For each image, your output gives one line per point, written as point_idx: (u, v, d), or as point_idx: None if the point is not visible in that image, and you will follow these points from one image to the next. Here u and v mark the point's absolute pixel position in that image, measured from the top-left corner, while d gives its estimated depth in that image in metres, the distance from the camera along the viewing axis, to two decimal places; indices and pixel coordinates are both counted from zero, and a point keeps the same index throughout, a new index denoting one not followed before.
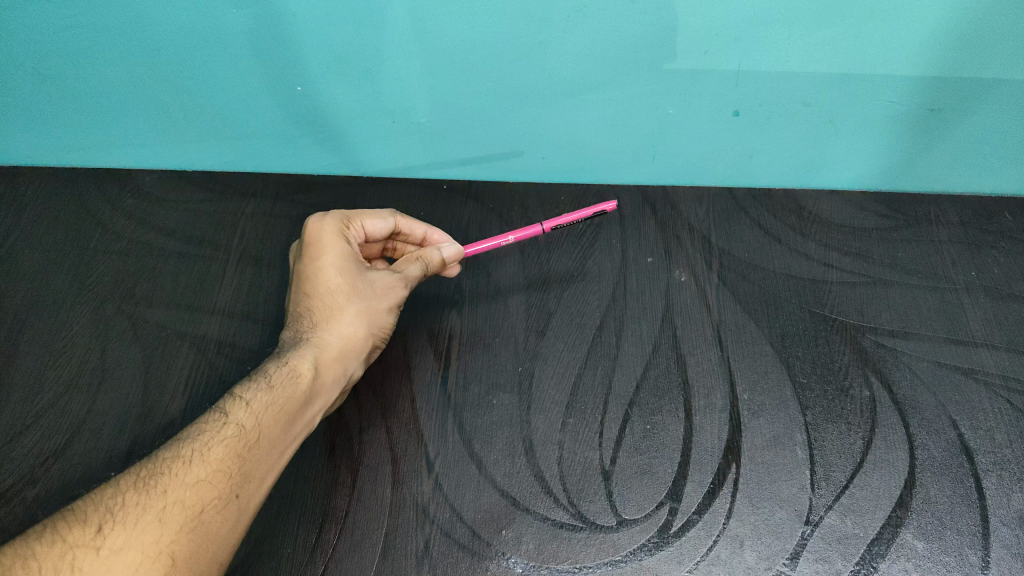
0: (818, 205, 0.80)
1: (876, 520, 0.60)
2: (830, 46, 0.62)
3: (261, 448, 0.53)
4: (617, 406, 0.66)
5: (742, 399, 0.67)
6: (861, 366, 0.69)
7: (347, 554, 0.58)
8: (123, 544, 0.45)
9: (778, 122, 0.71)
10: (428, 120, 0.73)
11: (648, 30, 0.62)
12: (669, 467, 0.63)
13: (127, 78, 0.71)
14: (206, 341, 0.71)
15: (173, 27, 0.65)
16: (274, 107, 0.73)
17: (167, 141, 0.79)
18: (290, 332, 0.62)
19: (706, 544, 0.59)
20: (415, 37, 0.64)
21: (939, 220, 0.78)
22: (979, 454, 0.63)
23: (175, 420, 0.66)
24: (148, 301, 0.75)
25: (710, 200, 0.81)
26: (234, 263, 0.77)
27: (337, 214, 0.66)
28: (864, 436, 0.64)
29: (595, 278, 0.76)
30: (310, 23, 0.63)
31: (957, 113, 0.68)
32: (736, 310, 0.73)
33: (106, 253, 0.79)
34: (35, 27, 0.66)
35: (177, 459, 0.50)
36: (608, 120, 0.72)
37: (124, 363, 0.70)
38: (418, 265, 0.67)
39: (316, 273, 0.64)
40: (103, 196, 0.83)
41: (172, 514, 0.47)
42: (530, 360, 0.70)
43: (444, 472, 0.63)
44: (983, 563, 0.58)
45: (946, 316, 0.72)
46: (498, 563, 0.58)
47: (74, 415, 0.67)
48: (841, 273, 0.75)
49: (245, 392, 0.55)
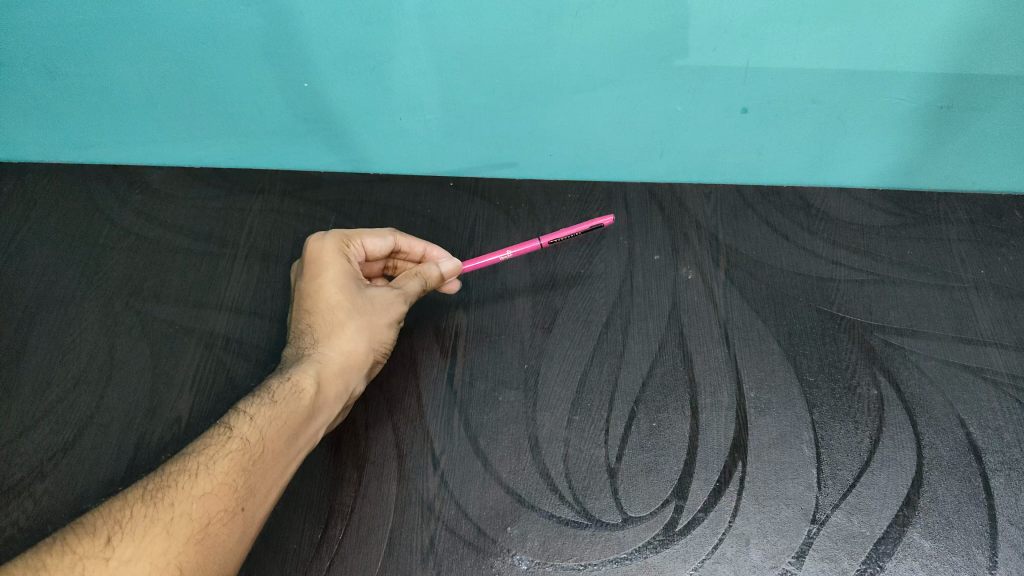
0: (826, 203, 0.79)
1: (882, 519, 0.59)
2: (838, 44, 0.62)
3: (265, 462, 0.53)
4: (623, 403, 0.66)
5: (749, 397, 0.66)
6: (869, 365, 0.68)
7: (353, 549, 0.59)
8: (133, 555, 0.46)
9: (786, 119, 0.71)
10: (434, 117, 0.73)
11: (657, 26, 0.62)
12: (675, 466, 0.63)
13: (134, 74, 0.71)
14: (213, 336, 0.72)
15: (181, 24, 0.65)
16: (281, 104, 0.73)
17: (175, 138, 0.79)
18: (291, 349, 0.62)
19: (711, 542, 0.59)
20: (424, 33, 0.64)
21: (947, 218, 0.78)
22: (987, 453, 0.63)
23: (183, 416, 0.66)
24: (156, 297, 0.75)
25: (719, 197, 0.80)
26: (242, 259, 0.78)
27: (337, 233, 0.66)
28: (871, 435, 0.64)
29: (601, 276, 0.75)
30: (319, 20, 0.63)
31: (967, 111, 0.67)
32: (743, 308, 0.72)
33: (114, 249, 0.79)
34: (42, 23, 0.66)
35: (183, 473, 0.50)
36: (616, 117, 0.72)
37: (133, 358, 0.70)
38: (416, 281, 0.66)
39: (316, 290, 0.64)
40: (112, 192, 0.83)
41: (180, 526, 0.48)
42: (536, 357, 0.70)
43: (450, 469, 0.63)
44: (990, 563, 0.57)
45: (955, 314, 0.72)
46: (503, 559, 0.58)
47: (83, 410, 0.67)
48: (849, 271, 0.75)
49: (249, 406, 0.55)
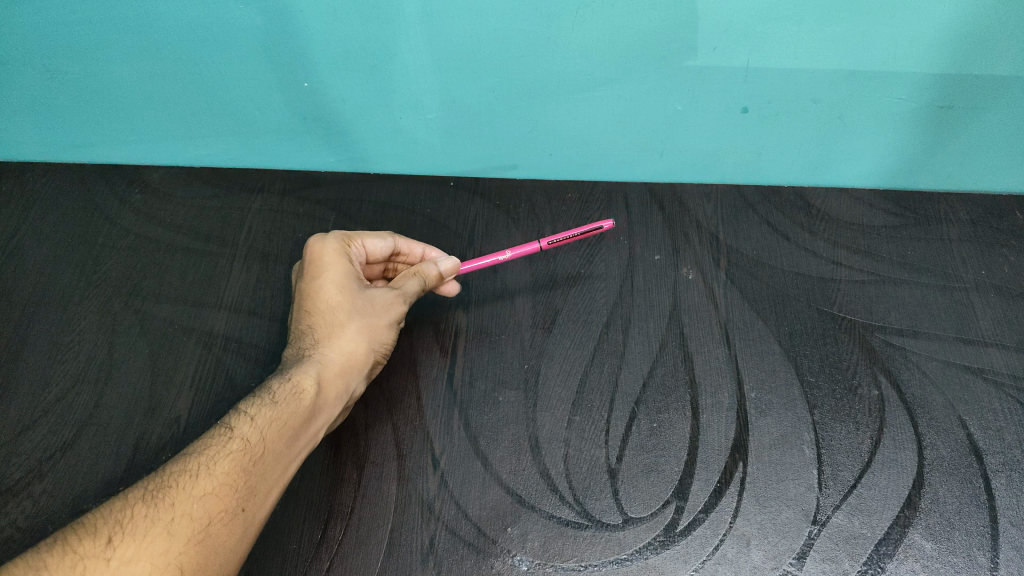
0: (827, 203, 0.79)
1: (883, 520, 0.59)
2: (840, 43, 0.62)
3: (265, 463, 0.53)
4: (623, 404, 0.66)
5: (749, 397, 0.66)
6: (870, 366, 0.68)
7: (352, 550, 0.59)
8: (133, 555, 0.46)
9: (787, 119, 0.70)
10: (434, 116, 0.73)
11: (659, 24, 0.61)
12: (675, 466, 0.62)
13: (133, 73, 0.71)
14: (212, 336, 0.72)
15: (180, 23, 0.65)
16: (281, 103, 0.73)
17: (174, 137, 0.79)
18: (291, 350, 0.62)
19: (712, 543, 0.59)
20: (425, 32, 0.64)
21: (948, 218, 0.77)
22: (988, 454, 0.63)
23: (181, 416, 0.66)
24: (155, 297, 0.75)
25: (719, 197, 0.80)
26: (241, 259, 0.78)
27: (337, 234, 0.66)
28: (872, 436, 0.64)
29: (602, 276, 0.75)
30: (319, 19, 0.63)
31: (969, 110, 0.67)
32: (744, 309, 0.72)
33: (113, 249, 0.79)
34: (41, 23, 0.66)
35: (183, 473, 0.50)
36: (616, 117, 0.72)
37: (131, 358, 0.70)
38: (416, 281, 0.66)
39: (317, 291, 0.63)
40: (111, 192, 0.83)
41: (181, 526, 0.48)
42: (536, 357, 0.69)
43: (450, 470, 0.63)
44: (992, 565, 0.57)
45: (956, 315, 0.71)
46: (503, 561, 0.58)
47: (81, 410, 0.67)
48: (850, 272, 0.74)
49: (250, 406, 0.55)
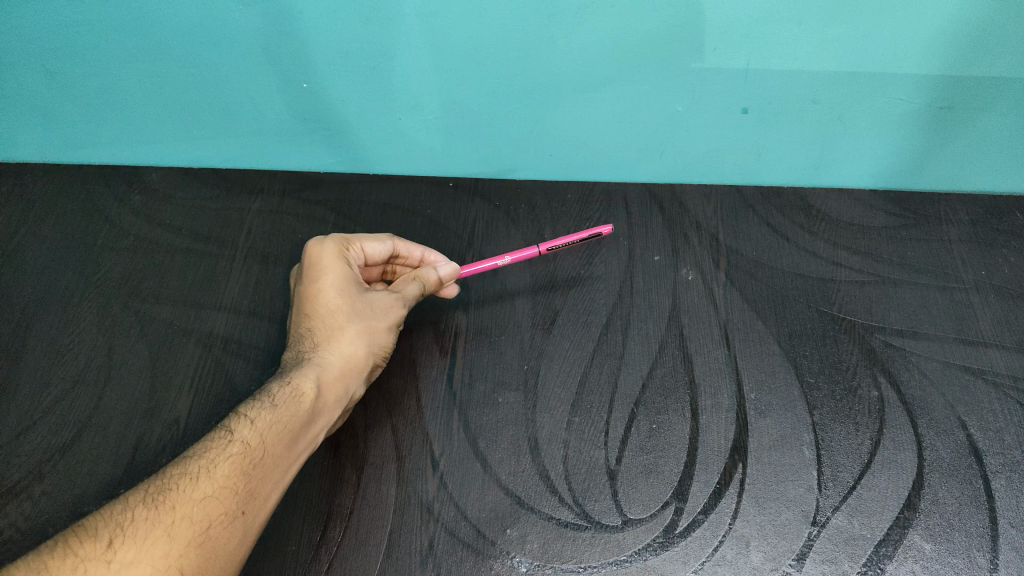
0: (826, 204, 0.79)
1: (883, 521, 0.59)
2: (840, 44, 0.62)
3: (265, 466, 0.53)
4: (623, 405, 0.66)
5: (749, 398, 0.66)
6: (870, 367, 0.68)
7: (352, 551, 0.59)
8: (134, 558, 0.46)
9: (787, 120, 0.70)
10: (434, 118, 0.73)
11: (659, 24, 0.61)
12: (675, 467, 0.62)
13: (133, 74, 0.71)
14: (212, 337, 0.72)
15: (179, 24, 0.65)
16: (280, 104, 0.73)
17: (174, 138, 0.79)
18: (291, 353, 0.62)
19: (712, 544, 0.59)
20: (424, 33, 0.63)
21: (948, 219, 0.77)
22: (988, 455, 0.63)
23: (181, 417, 0.66)
24: (155, 298, 0.75)
25: (719, 198, 0.80)
26: (241, 260, 0.78)
27: (336, 237, 0.66)
28: (872, 437, 0.64)
29: (601, 277, 0.75)
30: (319, 20, 0.63)
31: (970, 111, 0.67)
32: (743, 309, 0.72)
33: (113, 250, 0.79)
34: (41, 24, 0.66)
35: (184, 476, 0.50)
36: (616, 117, 0.71)
37: (131, 359, 0.70)
38: (415, 285, 0.66)
39: (316, 294, 0.63)
40: (110, 193, 0.83)
41: (181, 529, 0.48)
42: (535, 358, 0.69)
43: (449, 471, 0.63)
44: (992, 565, 0.57)
45: (956, 316, 0.71)
46: (503, 562, 0.58)
47: (81, 411, 0.67)
48: (850, 272, 0.74)
49: (250, 410, 0.55)
